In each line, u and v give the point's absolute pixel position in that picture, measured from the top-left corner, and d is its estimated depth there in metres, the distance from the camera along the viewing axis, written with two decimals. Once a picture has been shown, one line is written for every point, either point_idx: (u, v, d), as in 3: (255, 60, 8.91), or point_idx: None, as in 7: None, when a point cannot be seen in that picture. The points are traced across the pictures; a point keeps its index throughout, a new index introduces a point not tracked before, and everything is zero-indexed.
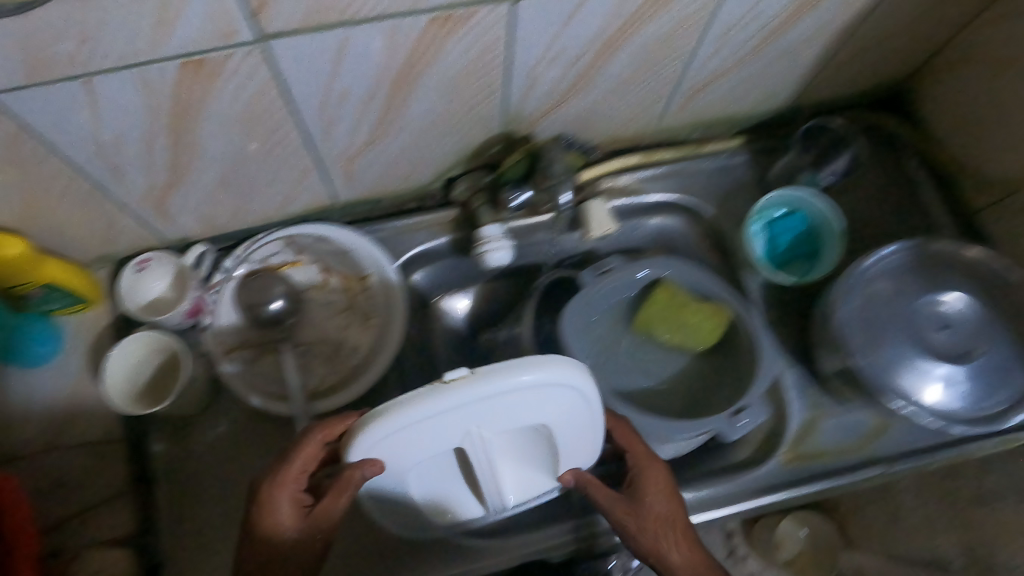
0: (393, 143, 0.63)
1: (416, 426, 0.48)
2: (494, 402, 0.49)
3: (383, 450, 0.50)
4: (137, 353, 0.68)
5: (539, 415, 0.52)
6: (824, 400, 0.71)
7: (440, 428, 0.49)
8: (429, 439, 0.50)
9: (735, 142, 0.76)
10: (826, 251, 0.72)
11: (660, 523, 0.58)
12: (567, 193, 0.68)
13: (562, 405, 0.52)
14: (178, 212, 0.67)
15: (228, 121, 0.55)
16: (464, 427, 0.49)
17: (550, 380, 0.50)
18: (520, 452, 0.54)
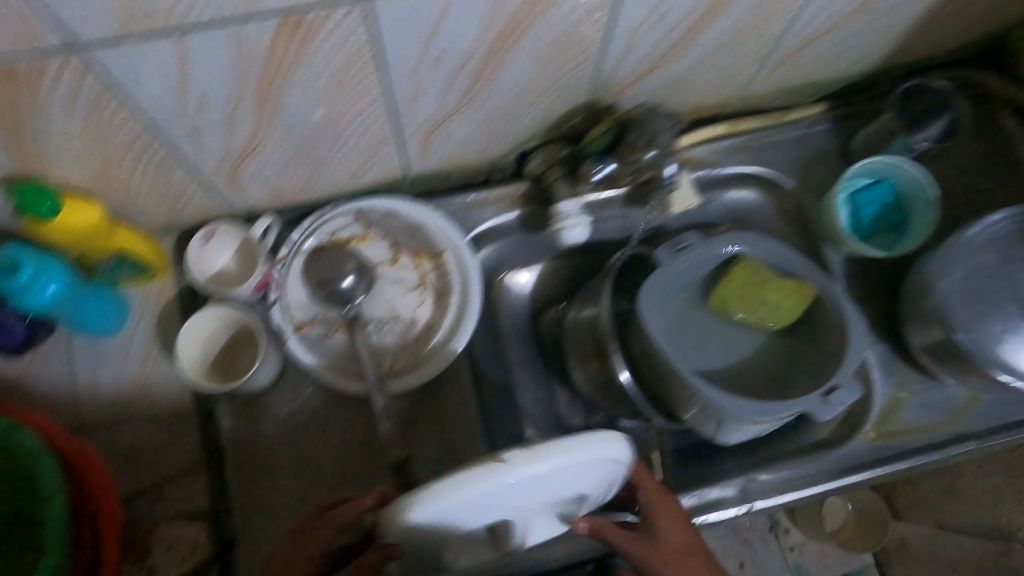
0: (477, 110, 0.61)
1: (467, 504, 0.43)
2: (543, 483, 0.44)
3: (427, 523, 0.44)
4: (214, 323, 0.68)
5: (580, 488, 0.47)
6: (909, 376, 0.70)
7: (482, 508, 0.44)
8: (475, 514, 0.45)
9: (817, 109, 0.73)
10: (914, 223, 0.69)
11: (679, 553, 0.58)
12: (672, 165, 0.66)
13: (606, 479, 0.48)
14: (251, 182, 0.65)
15: (317, 86, 0.52)
16: (507, 506, 0.45)
17: (598, 457, 0.45)
18: (552, 517, 0.51)
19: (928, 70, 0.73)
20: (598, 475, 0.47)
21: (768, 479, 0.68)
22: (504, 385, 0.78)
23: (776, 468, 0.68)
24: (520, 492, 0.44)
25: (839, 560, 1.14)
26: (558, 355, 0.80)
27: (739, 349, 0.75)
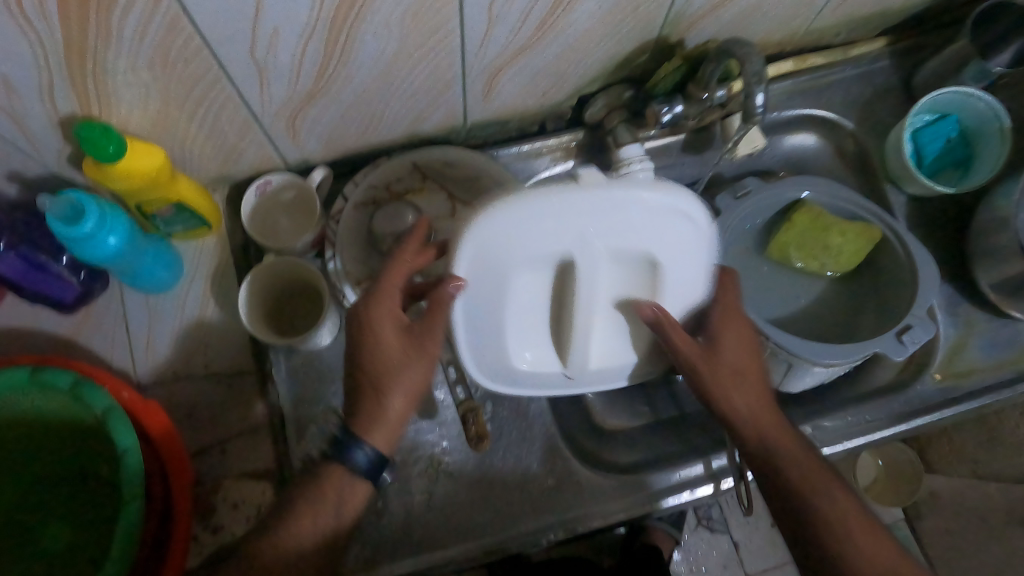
0: (548, 49, 0.59)
1: (543, 216, 0.50)
2: (615, 208, 0.51)
3: (500, 237, 0.51)
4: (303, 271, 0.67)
5: (652, 241, 0.54)
6: (974, 317, 0.69)
7: (553, 240, 0.52)
8: (548, 236, 0.51)
9: (878, 46, 0.72)
10: (985, 154, 0.68)
11: (732, 370, 0.58)
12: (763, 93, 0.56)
13: (676, 241, 0.54)
14: (309, 128, 0.62)
15: (392, 18, 0.49)
16: (580, 225, 0.51)
17: (671, 200, 0.52)
18: (616, 268, 0.55)
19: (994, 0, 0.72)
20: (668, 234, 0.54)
21: (837, 424, 0.67)
22: None
23: (845, 413, 0.68)
24: (592, 216, 0.51)
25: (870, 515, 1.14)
26: None
27: (798, 298, 0.74)
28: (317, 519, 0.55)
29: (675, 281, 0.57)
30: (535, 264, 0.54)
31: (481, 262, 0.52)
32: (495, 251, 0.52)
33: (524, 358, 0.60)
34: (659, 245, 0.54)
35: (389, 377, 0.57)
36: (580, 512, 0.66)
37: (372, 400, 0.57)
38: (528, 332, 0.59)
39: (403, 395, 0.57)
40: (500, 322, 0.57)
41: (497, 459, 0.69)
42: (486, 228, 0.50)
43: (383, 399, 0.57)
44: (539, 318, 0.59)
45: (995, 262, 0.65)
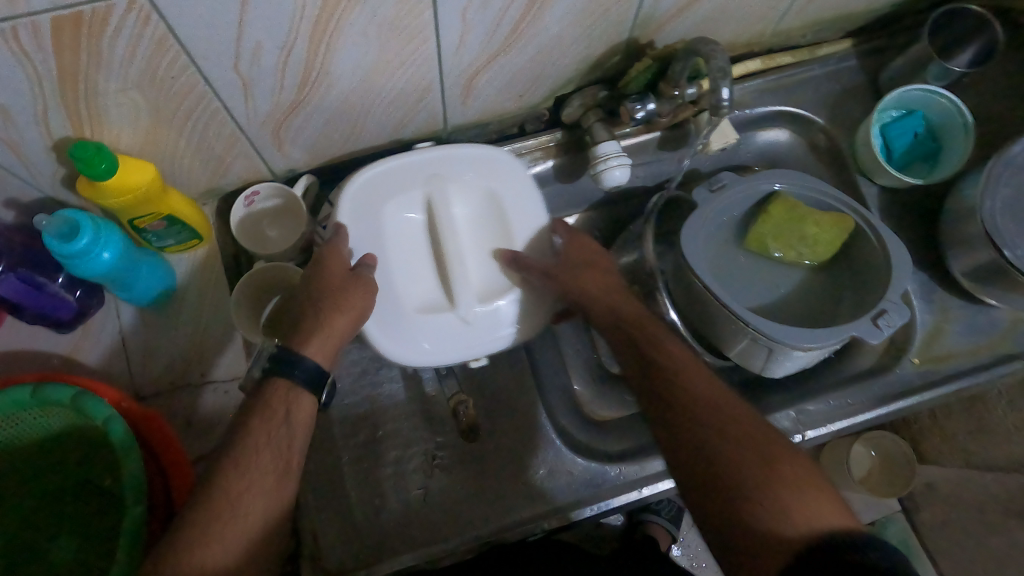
0: (520, 54, 0.61)
1: (399, 169, 0.65)
2: (448, 159, 0.66)
3: (370, 190, 0.65)
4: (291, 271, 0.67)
5: (485, 185, 0.68)
6: (950, 304, 0.71)
7: (412, 183, 0.66)
8: (407, 186, 0.66)
9: (844, 45, 0.75)
10: (950, 146, 0.71)
11: (672, 360, 0.57)
12: (728, 91, 0.56)
13: (508, 185, 0.68)
14: (294, 138, 0.64)
15: (369, 29, 0.52)
16: (426, 175, 0.66)
17: (487, 151, 0.67)
18: (464, 217, 0.68)
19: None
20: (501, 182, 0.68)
21: (819, 409, 0.69)
22: (547, 334, 0.79)
23: (827, 398, 0.69)
24: (437, 164, 0.66)
25: (867, 506, 1.18)
26: None
27: (777, 287, 0.76)
28: (272, 435, 0.54)
29: (516, 211, 0.68)
30: (405, 220, 0.67)
31: (360, 200, 0.64)
32: (370, 203, 0.65)
33: (413, 303, 0.65)
34: (496, 183, 0.68)
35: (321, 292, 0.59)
36: (568, 501, 0.68)
37: (314, 316, 0.58)
38: (416, 281, 0.66)
39: (338, 311, 0.58)
40: (386, 267, 0.65)
41: (488, 454, 0.70)
42: (360, 177, 0.64)
43: (325, 314, 0.57)
44: (422, 270, 0.67)
45: (964, 249, 0.66)
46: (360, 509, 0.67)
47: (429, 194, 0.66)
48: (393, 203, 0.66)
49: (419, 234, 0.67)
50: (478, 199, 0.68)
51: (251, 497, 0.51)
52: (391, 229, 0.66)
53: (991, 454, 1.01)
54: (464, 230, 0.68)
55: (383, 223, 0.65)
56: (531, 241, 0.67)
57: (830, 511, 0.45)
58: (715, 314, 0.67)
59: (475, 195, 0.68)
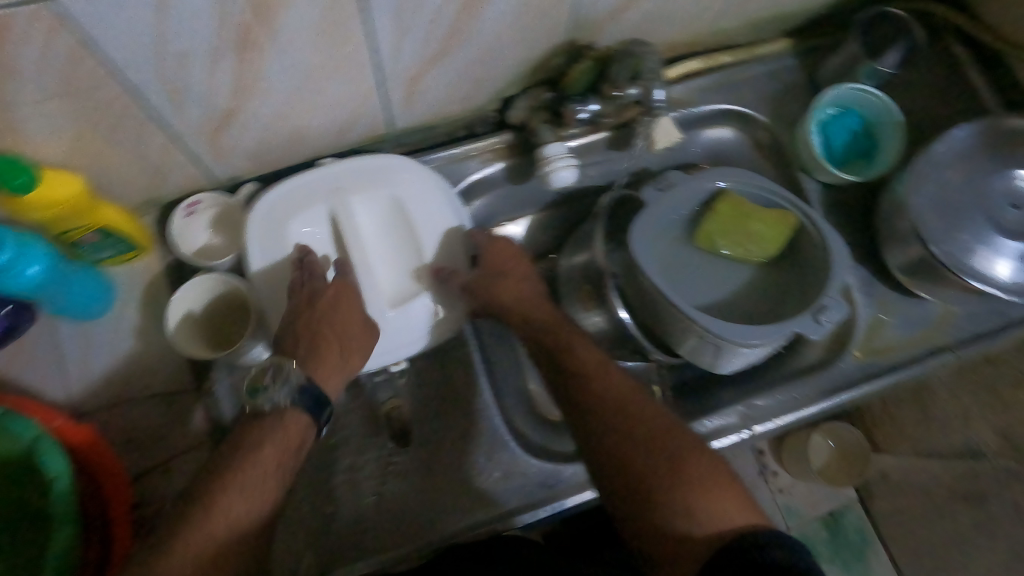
0: (460, 56, 0.60)
1: (302, 189, 0.67)
2: (349, 172, 0.68)
3: (276, 210, 0.66)
4: (237, 286, 0.67)
5: (388, 193, 0.69)
6: (888, 297, 0.74)
7: (314, 200, 0.67)
8: (311, 203, 0.67)
9: (782, 45, 0.77)
10: (884, 142, 0.73)
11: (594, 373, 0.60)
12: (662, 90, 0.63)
13: (413, 192, 0.69)
14: (232, 147, 0.62)
15: (299, 33, 0.51)
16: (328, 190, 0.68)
17: (389, 160, 0.69)
18: (370, 227, 0.69)
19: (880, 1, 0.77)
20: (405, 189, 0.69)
21: (767, 404, 0.71)
22: (502, 337, 0.79)
23: (775, 392, 0.71)
24: (338, 180, 0.68)
25: (826, 498, 1.23)
26: None
27: (725, 284, 0.76)
28: (281, 462, 0.56)
29: (420, 216, 0.69)
30: (313, 235, 0.68)
31: (264, 220, 0.66)
32: (274, 224, 0.66)
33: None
34: (399, 190, 0.69)
35: (337, 329, 0.63)
36: (522, 502, 0.68)
37: (335, 353, 0.62)
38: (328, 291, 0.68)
39: (347, 353, 0.63)
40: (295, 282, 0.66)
41: (444, 459, 0.70)
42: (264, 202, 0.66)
43: (350, 352, 0.63)
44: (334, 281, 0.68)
45: (898, 243, 0.69)
46: (315, 521, 0.66)
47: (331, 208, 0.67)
48: (297, 221, 0.67)
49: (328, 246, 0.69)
50: (383, 208, 0.69)
51: (247, 510, 0.53)
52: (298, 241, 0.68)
53: (936, 439, 1.05)
54: (373, 239, 0.69)
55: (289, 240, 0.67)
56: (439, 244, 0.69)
57: (740, 510, 0.50)
58: (663, 313, 0.68)
59: (378, 203, 0.69)
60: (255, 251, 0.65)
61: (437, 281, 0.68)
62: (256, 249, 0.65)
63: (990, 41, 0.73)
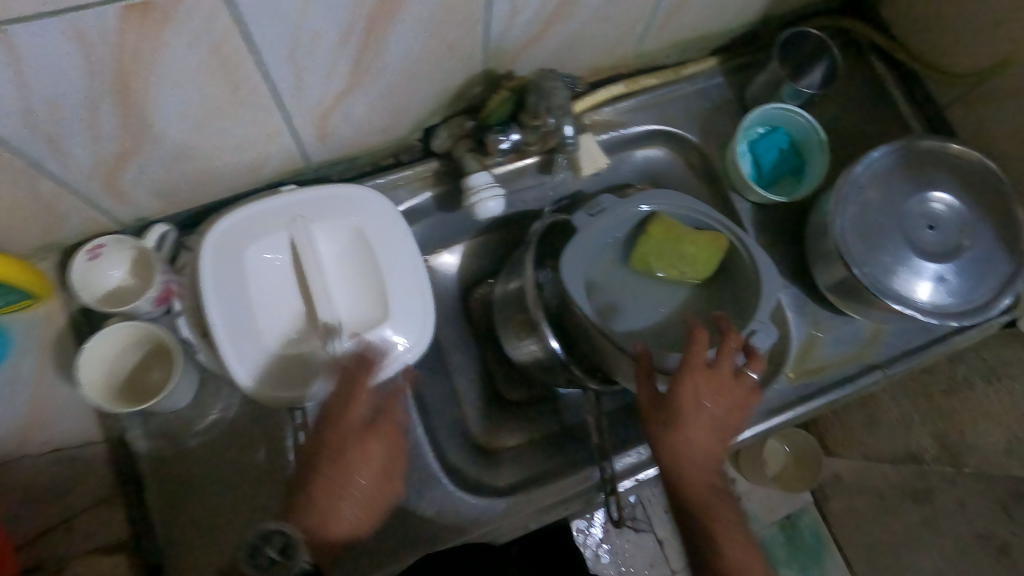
0: (371, 91, 0.58)
1: (259, 216, 0.61)
2: (309, 200, 0.62)
3: (231, 237, 0.60)
4: (157, 326, 0.62)
5: (352, 224, 0.63)
6: (821, 315, 0.74)
7: (275, 225, 0.62)
8: (269, 233, 0.62)
9: (710, 62, 0.76)
10: (812, 161, 0.73)
11: (694, 457, 0.60)
12: (570, 127, 0.64)
13: (379, 224, 0.64)
14: (132, 189, 0.59)
15: (187, 78, 0.48)
16: (288, 217, 0.62)
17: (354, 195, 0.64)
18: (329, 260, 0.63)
19: (804, 19, 0.77)
20: (373, 221, 0.64)
21: None
22: (438, 368, 0.77)
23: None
24: (298, 206, 0.62)
25: (783, 501, 1.24)
26: (492, 334, 0.80)
27: (662, 307, 0.75)
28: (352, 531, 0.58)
29: (382, 246, 0.63)
30: (273, 267, 0.62)
31: (222, 244, 0.60)
32: (227, 253, 0.60)
33: (281, 341, 0.61)
34: (362, 220, 0.63)
35: (359, 488, 0.58)
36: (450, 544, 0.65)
37: (362, 486, 0.59)
38: (283, 320, 0.61)
39: (375, 480, 0.60)
40: (249, 308, 0.60)
41: None
42: (219, 229, 0.60)
43: (375, 486, 0.60)
44: (292, 309, 0.62)
45: (825, 263, 0.69)
46: None
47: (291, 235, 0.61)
48: (255, 244, 0.61)
49: (287, 274, 0.63)
50: (345, 240, 0.64)
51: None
52: (250, 270, 0.61)
53: (882, 445, 1.07)
54: (331, 272, 0.63)
55: (244, 265, 0.61)
56: (401, 276, 0.62)
57: None
58: (597, 342, 0.67)
59: (338, 236, 0.64)
60: (209, 279, 0.58)
61: (402, 312, 0.61)
62: (208, 278, 0.58)
63: (906, 59, 0.74)
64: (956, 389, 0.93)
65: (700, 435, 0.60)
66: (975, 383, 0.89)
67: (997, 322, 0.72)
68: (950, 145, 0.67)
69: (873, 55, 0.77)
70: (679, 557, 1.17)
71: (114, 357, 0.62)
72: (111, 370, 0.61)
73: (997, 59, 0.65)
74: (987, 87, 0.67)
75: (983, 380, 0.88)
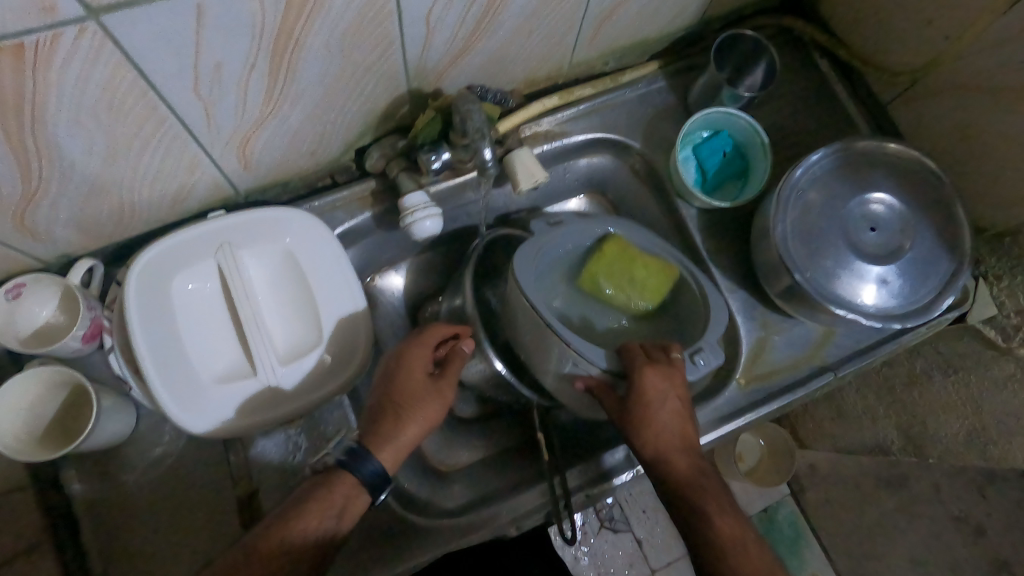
0: (290, 117, 0.57)
1: (183, 248, 0.59)
2: (233, 227, 0.60)
3: (155, 271, 0.58)
4: (65, 373, 0.59)
5: (281, 246, 0.62)
6: (769, 318, 0.73)
7: (201, 254, 0.60)
8: (195, 262, 0.60)
9: (651, 67, 0.75)
10: (755, 164, 0.73)
11: (670, 432, 0.58)
12: (486, 148, 0.61)
13: (310, 246, 0.63)
14: (48, 228, 0.57)
15: (84, 116, 0.46)
16: (214, 246, 0.60)
17: (279, 216, 0.61)
18: (261, 284, 0.63)
19: (743, 20, 0.77)
20: (303, 244, 0.63)
21: None
22: None
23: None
24: (223, 234, 0.60)
25: (760, 494, 1.18)
26: None
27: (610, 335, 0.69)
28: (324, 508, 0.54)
29: (314, 265, 0.63)
30: (205, 296, 0.61)
31: (145, 280, 0.57)
32: (151, 288, 0.58)
33: (214, 371, 0.60)
34: (291, 243, 0.63)
35: (416, 408, 0.59)
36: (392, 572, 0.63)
37: (400, 412, 0.59)
38: (216, 351, 0.60)
39: (420, 410, 0.59)
40: (180, 342, 0.58)
41: None
42: (140, 264, 0.57)
43: (413, 416, 0.59)
44: (224, 338, 0.61)
45: (768, 265, 0.68)
46: None
47: (219, 264, 0.60)
48: (182, 275, 0.60)
49: (217, 301, 0.62)
50: (275, 264, 0.63)
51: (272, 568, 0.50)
52: (179, 301, 0.60)
53: (849, 437, 1.07)
54: (264, 297, 0.62)
55: (173, 298, 0.59)
56: (333, 295, 0.63)
57: None
58: (545, 354, 0.63)
59: (268, 260, 0.63)
60: (138, 318, 0.56)
61: (338, 333, 0.63)
62: (138, 319, 0.56)
63: (846, 56, 0.75)
64: (912, 383, 0.92)
65: (658, 425, 0.58)
66: (933, 376, 0.89)
67: (948, 317, 0.71)
68: (887, 145, 0.66)
69: (817, 52, 0.78)
70: (658, 556, 1.17)
71: (26, 413, 0.58)
72: (26, 415, 0.59)
73: (935, 56, 0.66)
74: (923, 85, 0.69)
75: (940, 372, 0.87)
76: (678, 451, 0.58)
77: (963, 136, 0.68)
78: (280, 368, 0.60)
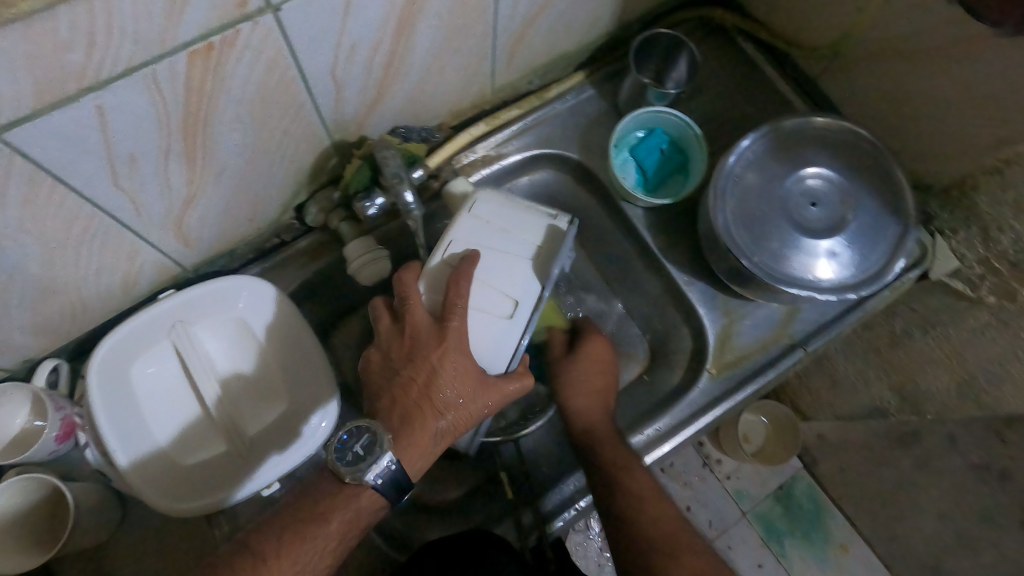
0: (219, 189, 0.58)
1: (138, 335, 0.60)
2: (183, 305, 0.61)
3: (113, 361, 0.59)
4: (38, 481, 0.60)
5: (233, 314, 0.64)
6: (731, 305, 0.72)
7: (157, 337, 0.61)
8: (152, 347, 0.61)
9: (576, 78, 0.76)
10: (693, 157, 0.73)
11: (587, 385, 0.68)
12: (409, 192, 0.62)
13: (262, 312, 0.64)
14: (5, 337, 0.58)
15: (11, 228, 0.48)
16: (169, 327, 0.61)
17: (224, 287, 0.62)
18: (219, 356, 0.64)
19: (662, 17, 0.78)
20: (256, 310, 0.64)
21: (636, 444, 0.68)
22: None
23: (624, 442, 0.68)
24: (174, 314, 0.61)
25: (773, 472, 1.16)
26: None
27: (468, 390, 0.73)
28: (342, 540, 0.50)
29: (268, 329, 0.65)
30: (168, 378, 0.62)
31: (104, 375, 0.58)
32: (111, 380, 0.59)
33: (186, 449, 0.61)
34: (243, 310, 0.64)
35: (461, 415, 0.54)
36: None
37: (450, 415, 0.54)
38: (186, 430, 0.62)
39: (458, 418, 0.54)
40: (147, 427, 0.60)
41: None
42: (98, 359, 0.58)
43: (442, 424, 0.53)
44: (192, 416, 0.63)
45: (716, 252, 0.68)
46: None
47: (176, 344, 0.61)
48: (142, 360, 0.61)
49: (178, 380, 0.63)
50: (231, 333, 0.64)
51: None
52: (143, 387, 0.61)
53: (848, 404, 1.05)
54: (224, 370, 0.64)
55: (135, 385, 0.60)
56: (288, 350, 0.65)
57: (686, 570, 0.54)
58: None
59: (224, 330, 0.64)
60: (105, 415, 0.57)
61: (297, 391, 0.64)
62: (105, 416, 0.57)
63: (769, 37, 0.76)
64: (896, 343, 0.91)
65: (578, 387, 0.67)
66: (914, 335, 0.87)
67: (910, 277, 0.71)
68: (814, 119, 0.67)
69: (740, 39, 0.79)
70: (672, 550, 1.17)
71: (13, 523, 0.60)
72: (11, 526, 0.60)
73: (850, 26, 0.67)
74: (843, 56, 0.70)
75: (920, 331, 0.86)
76: (594, 412, 0.66)
77: (890, 98, 0.68)
78: (248, 434, 0.63)
